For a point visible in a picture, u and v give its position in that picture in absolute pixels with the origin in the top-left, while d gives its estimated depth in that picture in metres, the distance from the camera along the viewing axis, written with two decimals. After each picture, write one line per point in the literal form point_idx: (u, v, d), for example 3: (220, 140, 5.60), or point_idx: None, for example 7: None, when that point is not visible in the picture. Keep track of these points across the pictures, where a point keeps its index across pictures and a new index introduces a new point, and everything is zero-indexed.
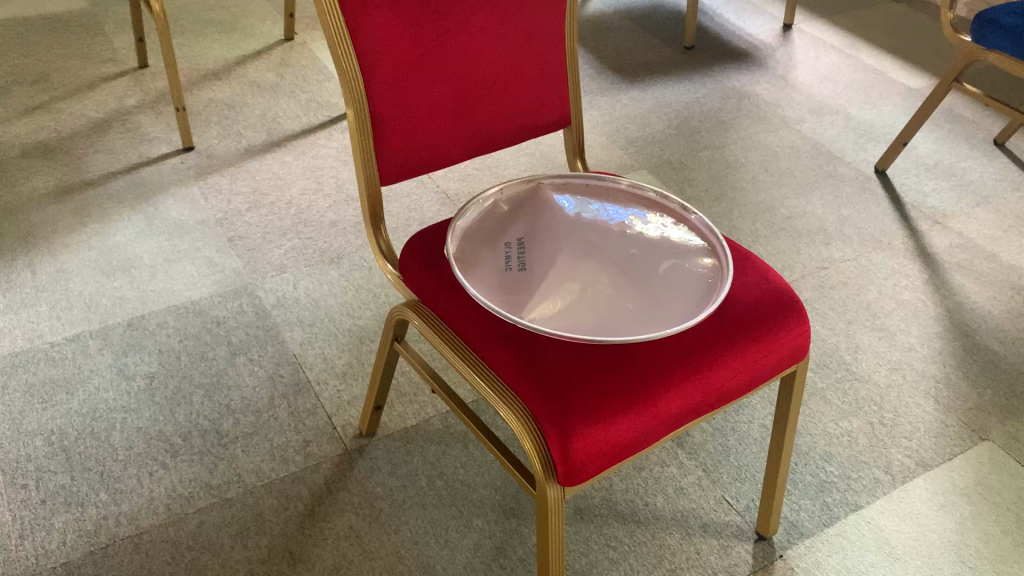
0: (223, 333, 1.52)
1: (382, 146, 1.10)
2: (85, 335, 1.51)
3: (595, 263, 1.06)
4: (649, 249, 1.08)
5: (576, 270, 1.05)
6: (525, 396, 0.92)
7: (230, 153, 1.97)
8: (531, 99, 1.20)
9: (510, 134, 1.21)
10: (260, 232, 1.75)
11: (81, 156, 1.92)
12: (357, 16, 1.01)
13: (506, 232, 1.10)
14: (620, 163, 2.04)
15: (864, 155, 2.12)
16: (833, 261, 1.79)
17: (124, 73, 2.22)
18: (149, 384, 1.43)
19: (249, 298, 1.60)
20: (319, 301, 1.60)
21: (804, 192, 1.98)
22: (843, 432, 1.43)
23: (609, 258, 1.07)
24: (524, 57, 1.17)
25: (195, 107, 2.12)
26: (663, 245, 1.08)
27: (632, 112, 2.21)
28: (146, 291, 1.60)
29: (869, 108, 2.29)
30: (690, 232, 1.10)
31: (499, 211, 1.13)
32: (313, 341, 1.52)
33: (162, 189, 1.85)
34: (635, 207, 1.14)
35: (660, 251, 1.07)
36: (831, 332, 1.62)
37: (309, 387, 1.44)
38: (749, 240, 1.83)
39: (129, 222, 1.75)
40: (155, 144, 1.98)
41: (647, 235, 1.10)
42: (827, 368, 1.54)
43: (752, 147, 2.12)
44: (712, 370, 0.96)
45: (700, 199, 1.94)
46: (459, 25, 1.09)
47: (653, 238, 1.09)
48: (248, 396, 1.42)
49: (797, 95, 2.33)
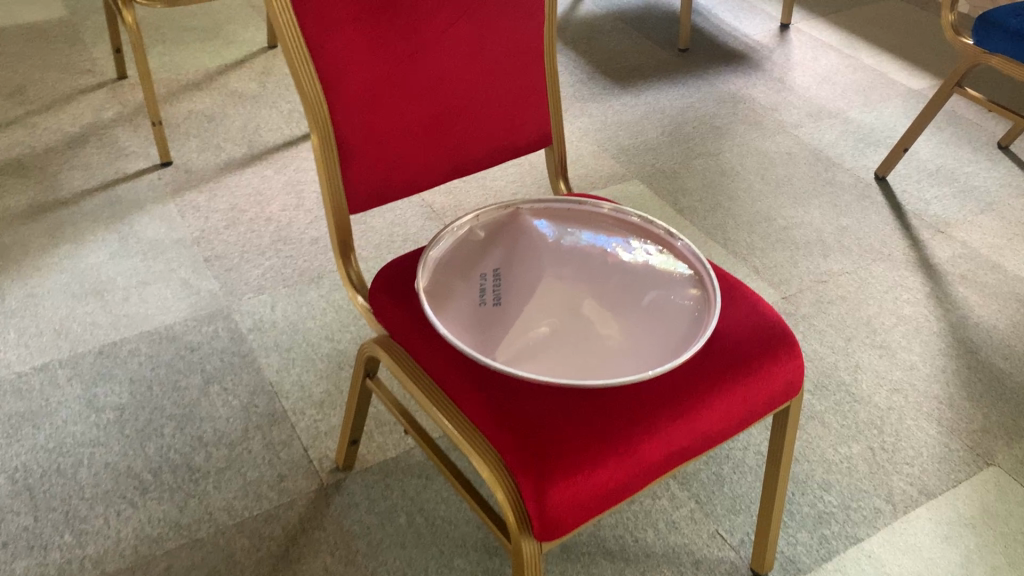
0: (197, 361, 1.47)
1: (350, 175, 1.04)
2: (54, 364, 1.45)
3: (575, 294, 0.99)
4: (633, 278, 1.01)
5: (554, 301, 0.98)
6: (498, 444, 0.86)
7: (209, 168, 1.91)
8: (511, 119, 1.14)
9: (489, 156, 1.15)
10: (238, 252, 1.70)
11: (56, 173, 1.86)
12: (318, 37, 0.94)
13: (481, 262, 1.04)
14: (611, 172, 1.98)
15: (864, 161, 2.05)
16: (832, 274, 1.73)
17: (103, 84, 2.16)
18: (118, 416, 1.37)
19: (224, 322, 1.54)
20: (297, 324, 1.55)
21: (802, 201, 1.92)
22: (842, 458, 1.37)
23: (590, 288, 1.00)
24: (503, 75, 1.10)
25: (174, 119, 2.06)
26: (647, 274, 1.02)
27: (624, 119, 2.15)
28: (118, 315, 1.55)
29: (869, 111, 2.22)
30: (677, 259, 1.04)
31: (474, 239, 1.07)
32: (290, 367, 1.47)
33: (138, 207, 1.79)
34: (618, 233, 1.08)
35: (644, 280, 1.01)
36: (829, 350, 1.56)
37: (285, 417, 1.38)
38: (745, 253, 1.77)
39: (103, 242, 1.70)
40: (132, 159, 1.92)
41: (630, 262, 1.03)
42: (825, 390, 1.48)
43: (748, 154, 2.05)
44: (698, 412, 0.90)
45: (694, 209, 1.88)
46: (431, 44, 1.03)
47: (637, 266, 1.03)
48: (221, 428, 1.36)
49: (794, 99, 2.27)
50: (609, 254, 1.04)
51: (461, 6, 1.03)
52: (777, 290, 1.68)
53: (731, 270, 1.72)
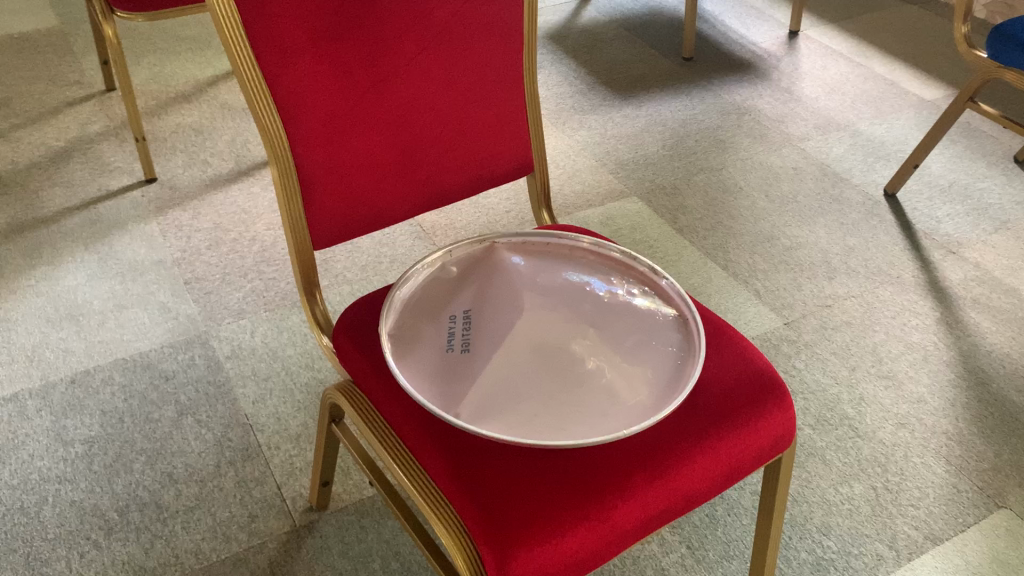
0: (172, 391, 1.42)
1: (313, 208, 0.98)
2: (24, 393, 1.40)
3: (550, 336, 0.92)
4: (614, 318, 0.94)
5: (526, 344, 0.91)
6: (459, 507, 0.80)
7: (194, 184, 1.86)
8: (485, 146, 1.08)
9: (463, 185, 1.10)
10: (219, 274, 1.64)
11: (37, 190, 1.82)
12: (276, 66, 0.88)
13: (453, 301, 0.97)
14: (609, 188, 1.91)
15: (873, 177, 1.97)
16: (837, 298, 1.65)
17: (91, 96, 2.11)
18: (86, 450, 1.32)
19: (202, 349, 1.49)
20: (277, 351, 1.49)
21: (807, 219, 1.84)
22: (843, 499, 1.30)
23: (567, 328, 0.93)
24: (477, 101, 1.05)
25: (162, 133, 2.01)
26: (629, 314, 0.95)
27: (624, 133, 2.09)
28: (93, 341, 1.50)
29: (879, 123, 2.14)
30: (661, 298, 0.97)
31: (446, 276, 1.01)
32: (267, 399, 1.41)
33: (119, 226, 1.74)
34: (599, 269, 1.01)
35: (626, 322, 0.94)
36: (832, 381, 1.48)
37: (259, 452, 1.33)
38: (747, 275, 1.70)
39: (82, 264, 1.65)
40: (116, 176, 1.87)
41: (611, 301, 0.97)
42: (827, 425, 1.41)
43: (753, 169, 1.98)
44: (678, 470, 0.84)
45: (694, 228, 1.81)
46: (399, 70, 0.97)
47: (618, 305, 0.96)
48: (193, 464, 1.31)
49: (802, 110, 2.19)
50: (588, 292, 0.98)
51: (431, 30, 0.97)
52: (779, 315, 1.61)
53: (732, 293, 1.65)
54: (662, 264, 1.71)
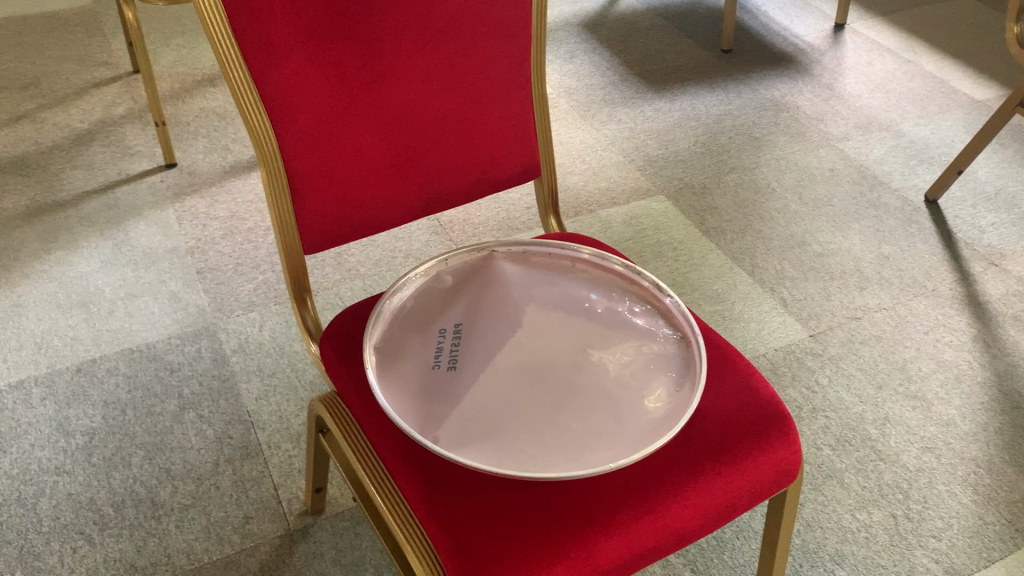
0: (176, 384, 1.40)
1: (303, 209, 0.95)
2: (29, 381, 1.39)
3: (542, 352, 0.88)
4: (611, 336, 0.89)
5: (518, 361, 0.87)
6: (433, 536, 0.76)
7: (213, 170, 1.85)
8: (488, 149, 1.03)
9: (463, 190, 1.05)
10: (232, 264, 1.62)
11: (58, 172, 1.82)
12: (263, 64, 0.84)
13: (445, 314, 0.93)
14: (635, 186, 1.85)
15: (914, 181, 1.88)
16: (867, 310, 1.58)
17: (117, 77, 2.11)
18: (87, 442, 1.31)
19: (209, 342, 1.47)
20: (284, 346, 1.47)
21: (841, 225, 1.76)
22: (860, 527, 1.24)
23: (559, 345, 0.89)
24: (480, 102, 1.00)
25: (185, 117, 2.00)
26: (628, 332, 0.90)
27: (655, 127, 2.02)
28: (101, 330, 1.49)
29: (924, 124, 2.05)
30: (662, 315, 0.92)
31: (440, 286, 0.97)
32: (271, 396, 1.39)
33: (136, 212, 1.73)
34: (600, 283, 0.96)
35: (623, 341, 0.89)
36: (857, 399, 1.41)
37: (259, 451, 1.30)
38: (774, 282, 1.63)
39: (97, 250, 1.64)
40: (136, 160, 1.86)
41: (610, 316, 0.92)
42: (848, 445, 1.34)
43: (788, 169, 1.90)
44: (666, 507, 0.79)
45: (721, 230, 1.74)
46: (395, 69, 0.92)
47: (616, 321, 0.91)
48: (191, 460, 1.29)
49: (843, 108, 2.10)
50: (586, 306, 0.93)
51: (430, 28, 0.92)
52: (804, 326, 1.54)
53: (756, 301, 1.59)
54: (686, 268, 1.65)
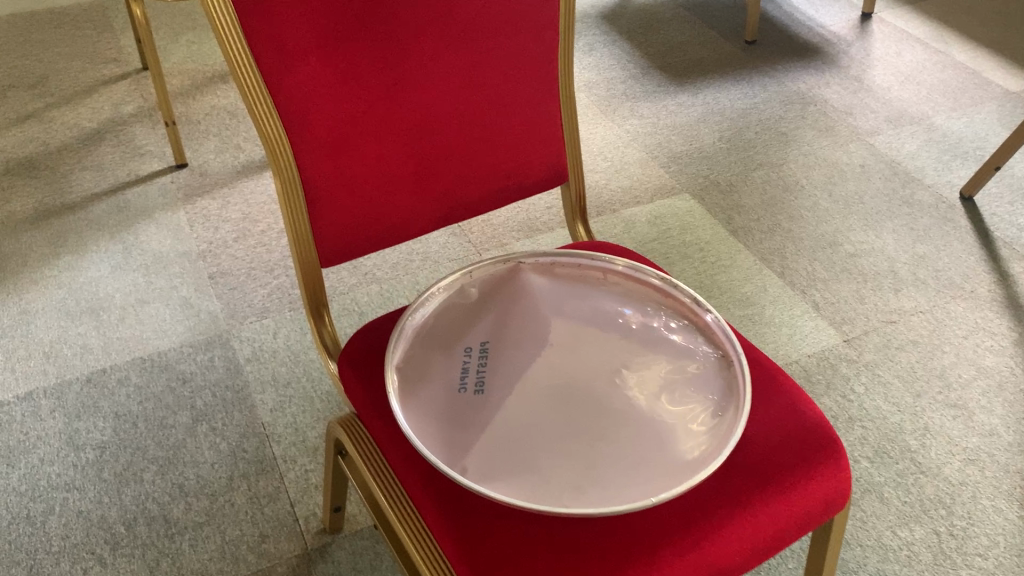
0: (189, 395, 1.35)
1: (318, 219, 0.90)
2: (38, 392, 1.35)
3: (574, 372, 0.83)
4: (648, 357, 0.84)
5: (549, 383, 0.82)
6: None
7: (225, 171, 1.80)
8: (512, 153, 0.98)
9: (488, 197, 1.00)
10: (245, 268, 1.58)
11: (67, 173, 1.77)
12: (277, 68, 0.79)
13: (470, 332, 0.88)
14: (659, 184, 1.79)
15: (948, 177, 1.81)
16: (903, 313, 1.52)
17: (126, 74, 2.06)
18: (97, 457, 1.26)
19: (222, 350, 1.43)
20: (299, 355, 1.42)
21: (874, 223, 1.70)
22: (902, 545, 1.18)
23: (592, 365, 0.83)
24: (504, 105, 0.95)
25: (195, 115, 1.95)
26: (666, 352, 0.84)
27: (678, 122, 1.96)
28: (111, 338, 1.44)
29: (957, 117, 1.98)
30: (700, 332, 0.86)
31: (464, 301, 0.91)
32: (286, 407, 1.34)
33: (147, 214, 1.69)
34: (634, 297, 0.91)
35: (661, 363, 0.83)
36: (895, 409, 1.36)
37: (274, 466, 1.26)
38: (805, 284, 1.57)
39: (106, 254, 1.60)
40: (147, 160, 1.82)
41: (645, 334, 0.86)
42: (887, 457, 1.29)
43: (816, 165, 1.84)
44: (709, 541, 0.74)
45: (749, 230, 1.68)
46: (416, 72, 0.87)
47: (653, 340, 0.86)
48: (205, 476, 1.24)
49: (872, 101, 2.04)
50: (621, 324, 0.87)
51: (454, 26, 0.87)
52: (838, 331, 1.49)
53: (788, 305, 1.53)
54: (713, 270, 1.59)
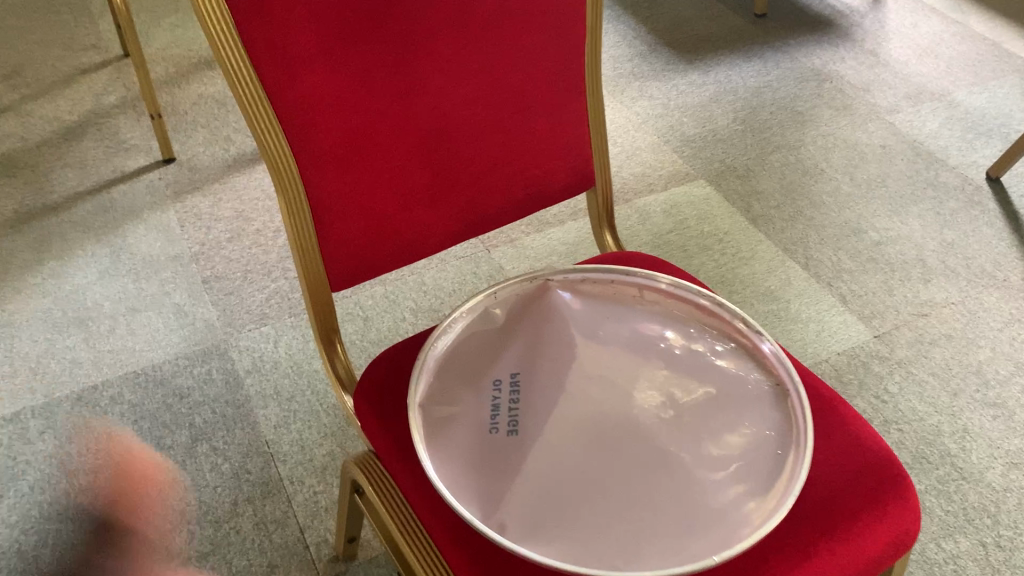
0: (187, 412, 1.28)
1: (327, 240, 0.81)
2: (26, 413, 1.27)
3: (617, 406, 0.75)
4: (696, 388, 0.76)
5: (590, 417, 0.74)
6: None
7: (216, 165, 1.71)
8: (536, 159, 0.90)
9: (510, 206, 0.91)
10: (241, 271, 1.49)
11: (48, 171, 1.68)
12: (280, 79, 0.70)
13: (498, 360, 0.80)
14: (673, 170, 1.71)
15: (973, 157, 1.74)
16: (935, 305, 1.45)
17: (107, 62, 1.96)
18: (92, 482, 1.19)
19: (220, 361, 1.35)
20: (302, 365, 1.34)
21: (899, 209, 1.63)
22: (947, 558, 1.12)
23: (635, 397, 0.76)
24: (528, 108, 0.86)
25: (182, 105, 1.85)
26: (715, 381, 0.77)
27: (690, 103, 1.87)
28: (102, 351, 1.36)
29: (978, 92, 1.90)
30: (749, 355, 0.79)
31: (489, 326, 0.83)
32: (290, 422, 1.27)
33: (135, 214, 1.60)
34: (675, 318, 0.83)
35: (711, 395, 0.76)
36: (931, 409, 1.29)
37: (281, 488, 1.19)
38: (831, 276, 1.50)
39: (93, 259, 1.51)
40: (132, 155, 1.72)
41: (690, 359, 0.79)
42: (926, 463, 1.23)
43: (836, 147, 1.76)
44: None
45: (770, 218, 1.61)
46: (432, 76, 0.79)
47: (699, 366, 0.78)
48: (207, 501, 1.17)
49: (890, 76, 1.95)
50: (663, 349, 0.80)
51: (472, 24, 0.78)
52: (868, 326, 1.42)
53: (814, 299, 1.46)
54: (733, 263, 1.51)
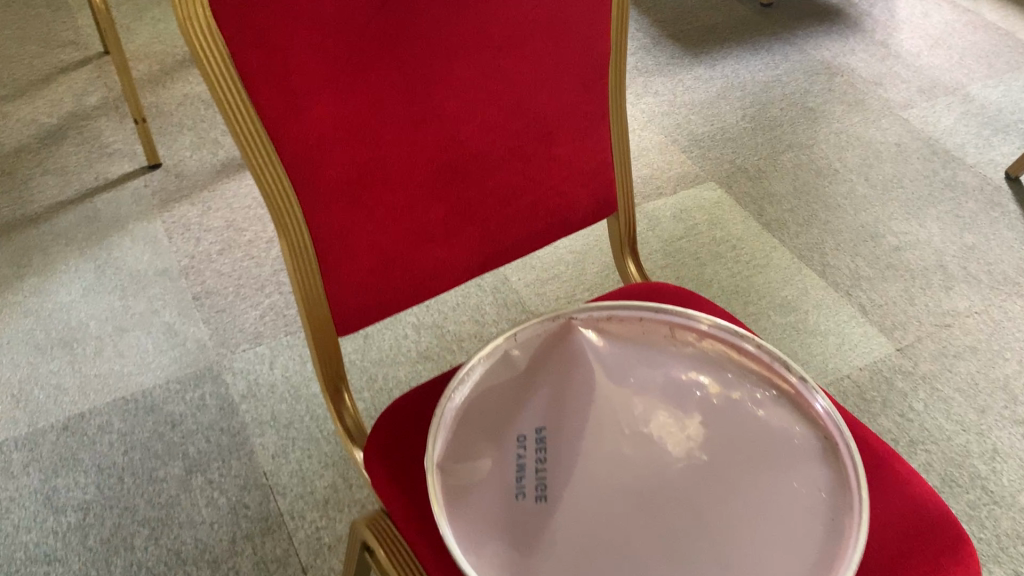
0: (180, 442, 1.21)
1: (337, 283, 0.74)
2: (8, 444, 1.20)
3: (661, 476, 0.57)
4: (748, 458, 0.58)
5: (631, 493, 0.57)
6: None
7: (204, 171, 1.63)
8: (557, 186, 0.83)
9: (528, 236, 0.85)
10: (233, 286, 1.42)
11: (26, 178, 1.59)
12: (286, 116, 0.63)
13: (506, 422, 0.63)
14: (682, 171, 1.64)
15: (991, 155, 1.68)
16: (958, 315, 1.40)
17: (87, 60, 1.87)
18: (80, 520, 1.12)
19: (213, 385, 1.28)
20: (300, 389, 1.28)
21: (916, 211, 1.57)
22: None
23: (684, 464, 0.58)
24: (548, 132, 0.79)
25: (167, 106, 1.77)
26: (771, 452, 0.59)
27: (697, 99, 1.81)
28: (88, 376, 1.29)
29: (993, 85, 1.84)
30: (805, 416, 0.61)
31: (499, 375, 0.66)
32: (289, 451, 1.20)
33: (119, 225, 1.52)
34: (724, 367, 0.65)
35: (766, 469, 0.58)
36: (959, 428, 1.24)
37: (281, 524, 1.12)
38: (849, 284, 1.44)
39: (76, 274, 1.43)
40: (116, 161, 1.64)
41: (741, 417, 0.61)
42: (955, 486, 1.17)
43: (849, 146, 1.70)
44: None
45: (784, 222, 1.55)
46: (446, 103, 0.71)
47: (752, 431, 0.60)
48: (204, 539, 1.10)
49: (902, 69, 1.89)
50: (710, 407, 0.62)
51: (491, 46, 0.71)
52: (889, 338, 1.36)
53: (833, 309, 1.40)
54: (748, 271, 1.45)
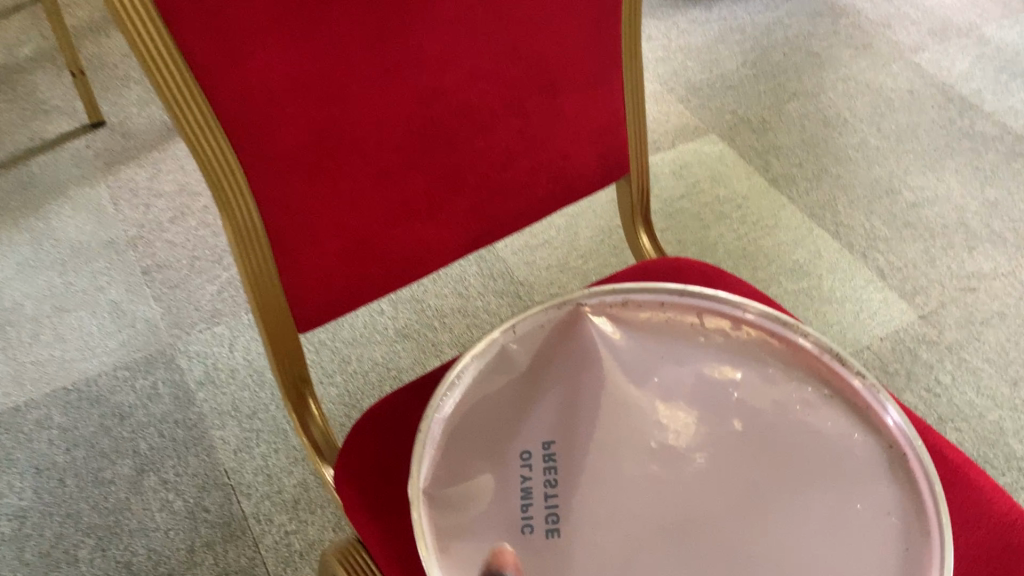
0: (129, 437, 1.08)
1: (300, 267, 0.61)
2: None
3: (699, 520, 0.41)
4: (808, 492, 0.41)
5: (660, 545, 0.41)
6: None
7: (153, 129, 1.47)
8: (560, 147, 0.69)
9: (528, 205, 0.71)
10: (187, 258, 1.28)
11: None
12: (225, 66, 0.49)
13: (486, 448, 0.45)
14: (680, 124, 1.51)
15: (1010, 102, 1.55)
16: (983, 277, 1.28)
17: (20, 6, 1.69)
18: (16, 532, 0.99)
19: (166, 371, 1.14)
20: (264, 374, 1.14)
21: (933, 163, 1.45)
22: None
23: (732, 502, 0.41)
24: (551, 83, 0.65)
25: (111, 57, 1.60)
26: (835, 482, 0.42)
27: (693, 44, 1.66)
28: (24, 364, 1.15)
29: (1008, 26, 1.71)
30: (872, 430, 0.43)
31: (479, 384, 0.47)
32: (253, 445, 1.07)
33: (58, 191, 1.36)
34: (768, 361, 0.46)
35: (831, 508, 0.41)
36: (991, 403, 1.13)
37: (245, 529, 1.00)
38: (865, 246, 1.32)
39: (10, 248, 1.28)
40: (54, 119, 1.48)
41: (799, 433, 0.43)
42: (989, 468, 1.07)
43: (859, 93, 1.56)
44: None
45: (792, 177, 1.42)
46: (424, 48, 0.57)
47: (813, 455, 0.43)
48: (158, 549, 0.98)
49: (911, 9, 1.76)
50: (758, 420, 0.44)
51: None
52: (911, 304, 1.25)
53: (848, 274, 1.28)
54: (754, 233, 1.33)
